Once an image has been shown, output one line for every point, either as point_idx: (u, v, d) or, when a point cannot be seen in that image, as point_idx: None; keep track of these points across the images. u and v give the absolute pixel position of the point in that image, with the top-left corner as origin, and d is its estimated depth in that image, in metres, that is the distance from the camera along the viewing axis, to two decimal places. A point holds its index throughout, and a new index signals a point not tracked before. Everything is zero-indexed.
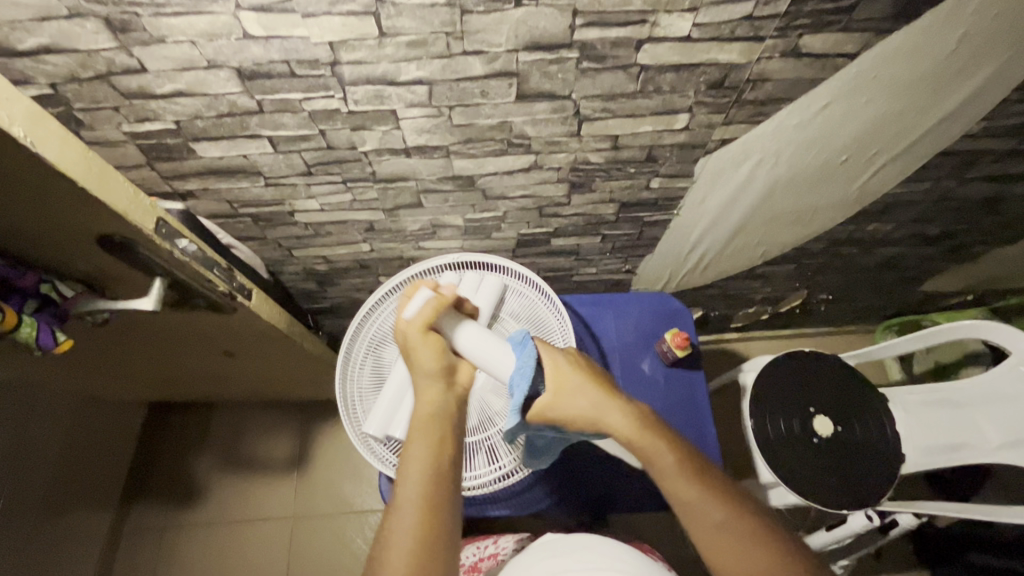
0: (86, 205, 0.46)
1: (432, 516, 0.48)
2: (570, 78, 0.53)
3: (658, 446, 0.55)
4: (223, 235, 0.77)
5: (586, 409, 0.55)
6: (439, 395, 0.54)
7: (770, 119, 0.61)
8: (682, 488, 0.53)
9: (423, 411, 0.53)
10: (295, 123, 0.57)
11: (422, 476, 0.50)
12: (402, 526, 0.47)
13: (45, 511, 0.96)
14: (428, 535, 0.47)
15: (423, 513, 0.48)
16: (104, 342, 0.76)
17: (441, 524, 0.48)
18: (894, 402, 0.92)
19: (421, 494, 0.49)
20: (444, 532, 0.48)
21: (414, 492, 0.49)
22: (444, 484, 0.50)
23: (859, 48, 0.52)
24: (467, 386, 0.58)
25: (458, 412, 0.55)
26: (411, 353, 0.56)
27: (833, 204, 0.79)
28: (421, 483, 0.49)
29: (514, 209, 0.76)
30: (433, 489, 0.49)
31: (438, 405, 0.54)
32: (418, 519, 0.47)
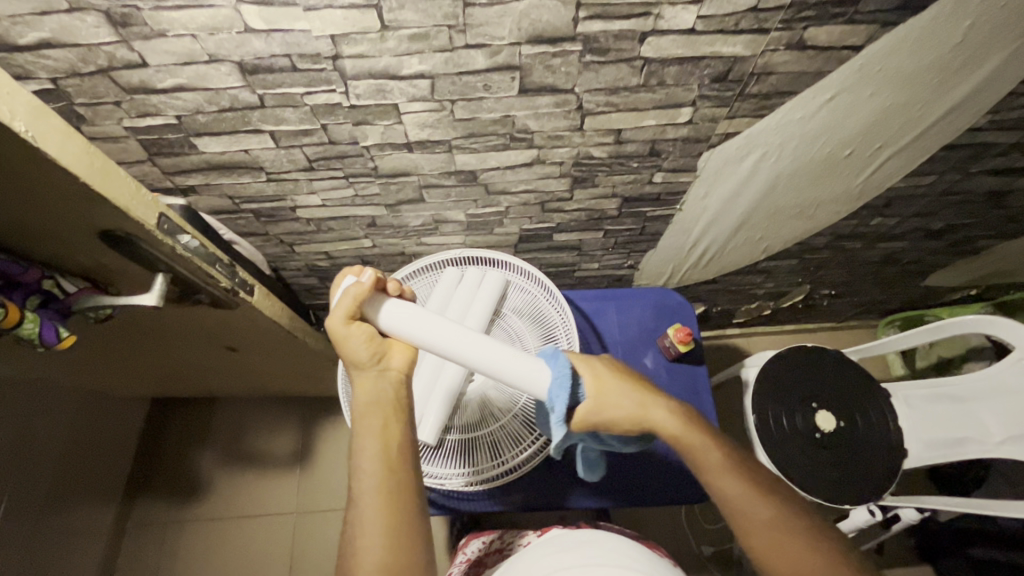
0: (87, 200, 0.46)
1: (393, 502, 0.49)
2: (573, 71, 0.52)
3: (701, 441, 0.57)
4: (224, 231, 0.76)
5: (632, 409, 0.55)
6: (380, 384, 0.54)
7: (774, 113, 0.60)
8: (728, 484, 0.55)
9: (362, 402, 0.53)
10: (297, 118, 0.56)
11: (376, 466, 0.50)
12: (366, 520, 0.48)
13: (48, 506, 0.96)
14: (394, 521, 0.48)
15: (386, 501, 0.49)
16: (106, 338, 0.76)
17: (403, 508, 0.49)
18: (895, 397, 0.93)
19: (378, 485, 0.49)
20: (408, 513, 0.49)
21: (373, 483, 0.49)
22: (400, 468, 0.50)
23: (864, 40, 0.52)
24: (405, 368, 0.56)
25: (399, 395, 0.54)
26: (340, 347, 0.54)
27: (837, 198, 0.79)
28: (377, 473, 0.49)
29: (516, 204, 0.76)
30: (390, 474, 0.50)
31: (378, 393, 0.53)
32: (380, 509, 0.48)
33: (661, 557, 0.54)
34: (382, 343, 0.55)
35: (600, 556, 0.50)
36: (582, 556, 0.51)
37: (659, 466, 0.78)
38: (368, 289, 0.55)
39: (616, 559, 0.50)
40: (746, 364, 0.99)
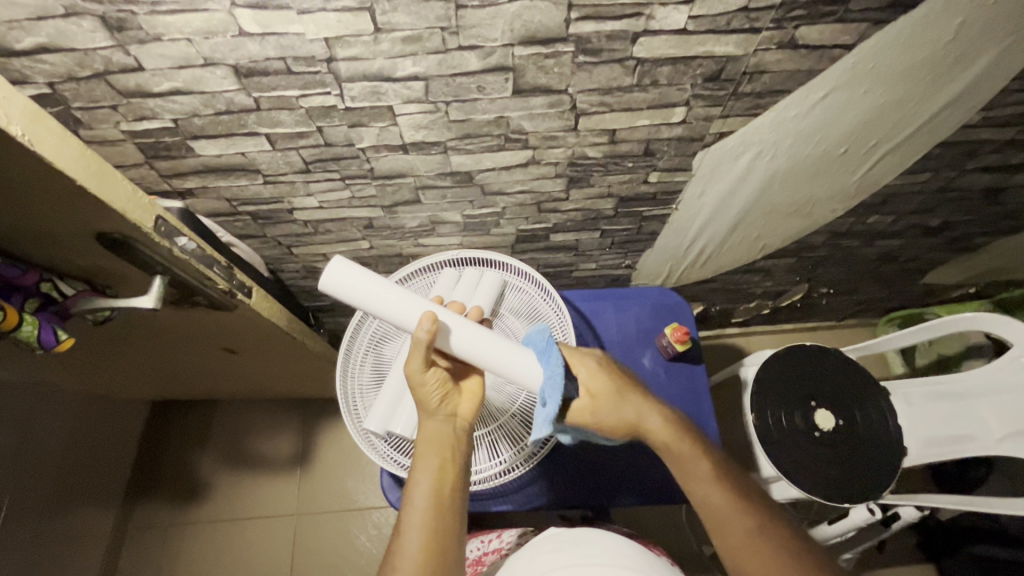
0: (85, 202, 0.46)
1: (435, 542, 0.51)
2: (566, 72, 0.53)
3: (690, 449, 0.59)
4: (223, 233, 0.77)
5: (623, 414, 0.58)
6: (444, 428, 0.57)
7: (768, 111, 0.60)
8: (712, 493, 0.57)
9: (426, 442, 0.56)
10: (292, 121, 0.57)
11: (428, 504, 0.53)
12: (409, 555, 0.50)
13: (49, 509, 0.97)
14: (434, 559, 0.50)
15: (429, 538, 0.51)
16: (106, 341, 0.77)
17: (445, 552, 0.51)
18: (895, 393, 0.92)
19: (426, 524, 0.52)
20: (449, 557, 0.51)
21: (420, 519, 0.52)
22: (450, 512, 0.53)
23: (856, 38, 0.52)
24: (468, 418, 0.59)
25: (459, 443, 0.57)
26: (417, 391, 0.56)
27: (833, 196, 0.79)
28: (426, 512, 0.52)
29: (513, 204, 0.76)
30: (439, 516, 0.53)
31: (442, 436, 0.56)
32: (424, 549, 0.51)
33: (657, 556, 0.54)
34: (452, 390, 0.58)
35: (595, 555, 0.50)
36: (577, 556, 0.50)
37: (657, 465, 0.78)
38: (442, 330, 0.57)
39: (611, 558, 0.50)
40: (744, 363, 0.99)
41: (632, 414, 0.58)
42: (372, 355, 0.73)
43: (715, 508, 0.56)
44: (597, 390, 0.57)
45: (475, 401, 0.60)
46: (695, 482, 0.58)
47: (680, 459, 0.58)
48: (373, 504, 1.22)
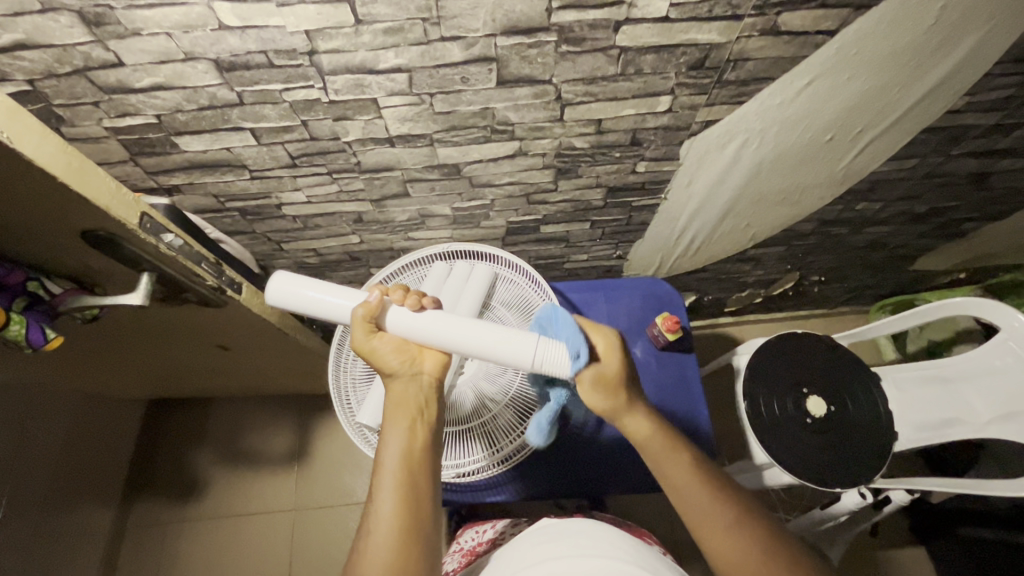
0: (68, 199, 0.46)
1: (408, 502, 0.50)
2: (550, 62, 0.52)
3: (667, 451, 0.60)
4: (211, 230, 0.77)
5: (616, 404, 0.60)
6: (410, 390, 0.57)
7: (753, 99, 0.60)
8: (692, 486, 0.58)
9: (392, 400, 0.56)
10: (276, 115, 0.57)
11: (399, 464, 0.52)
12: (382, 514, 0.49)
13: (48, 507, 0.97)
14: (406, 519, 0.49)
15: (402, 499, 0.50)
16: (97, 339, 0.77)
17: (420, 509, 0.50)
18: (885, 380, 0.94)
19: (396, 482, 0.51)
20: (423, 516, 0.50)
21: (391, 479, 0.51)
22: (421, 471, 0.52)
23: (838, 24, 0.52)
24: (434, 373, 0.59)
25: (425, 398, 0.57)
26: (370, 356, 0.58)
27: (821, 183, 0.79)
28: (397, 473, 0.51)
29: (502, 196, 0.76)
30: (411, 476, 0.51)
31: (408, 398, 0.56)
32: (396, 507, 0.49)
33: (643, 545, 0.53)
34: (410, 351, 0.59)
35: (577, 550, 0.50)
36: (560, 552, 0.50)
37: None
38: (384, 302, 0.59)
39: (593, 552, 0.49)
40: (736, 351, 0.99)
41: (627, 403, 0.60)
42: None
43: (694, 502, 0.57)
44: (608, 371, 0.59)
45: (441, 358, 0.60)
46: (675, 474, 0.59)
47: (663, 452, 0.60)
48: None
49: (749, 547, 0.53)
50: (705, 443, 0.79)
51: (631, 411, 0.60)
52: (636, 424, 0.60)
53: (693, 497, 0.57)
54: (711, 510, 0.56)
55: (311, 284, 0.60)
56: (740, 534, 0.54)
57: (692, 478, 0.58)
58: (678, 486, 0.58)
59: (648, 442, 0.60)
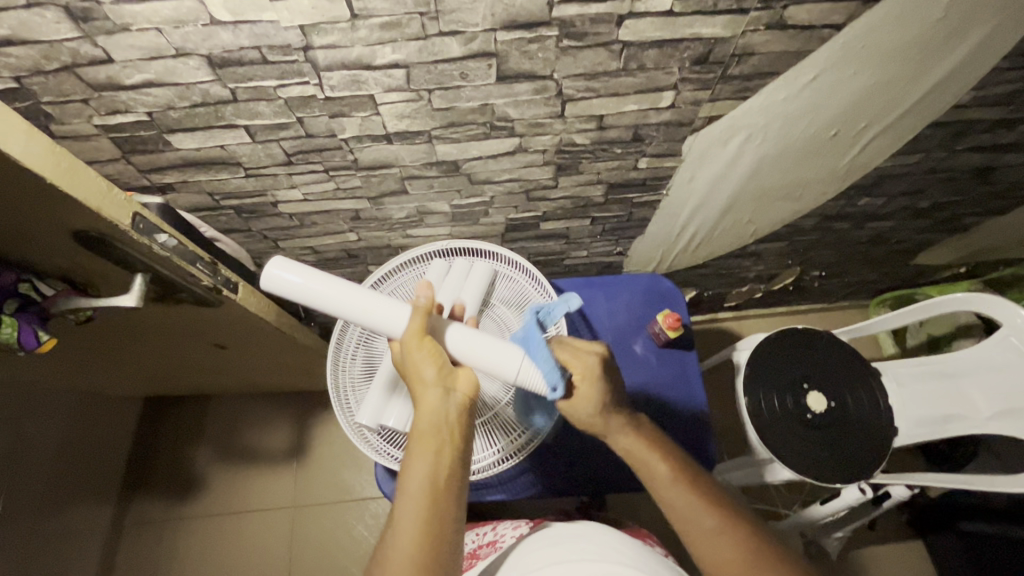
0: (58, 199, 0.45)
1: (428, 535, 0.47)
2: (551, 57, 0.51)
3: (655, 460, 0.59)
4: (206, 228, 0.75)
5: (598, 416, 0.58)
6: (440, 410, 0.51)
7: (757, 95, 0.59)
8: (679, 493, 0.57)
9: (422, 420, 0.51)
10: (271, 111, 0.55)
11: (422, 492, 0.49)
12: (399, 548, 0.46)
13: (46, 507, 0.97)
14: (424, 555, 0.46)
15: (422, 533, 0.47)
16: (91, 338, 0.76)
17: (438, 546, 0.47)
18: (886, 374, 0.92)
19: (416, 512, 0.48)
20: (444, 552, 0.47)
21: (412, 508, 0.48)
22: (446, 503, 0.49)
23: (845, 18, 0.51)
24: (473, 393, 0.54)
25: (459, 421, 0.52)
26: (411, 364, 0.54)
27: (823, 179, 0.78)
28: (420, 502, 0.48)
29: (501, 193, 0.75)
30: (434, 508, 0.48)
31: (438, 419, 0.51)
32: (414, 542, 0.46)
33: (646, 548, 0.54)
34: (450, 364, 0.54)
35: (581, 552, 0.50)
36: (565, 553, 0.51)
37: None
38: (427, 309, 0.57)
39: (597, 553, 0.50)
40: (736, 347, 0.99)
41: (608, 418, 0.58)
42: (364, 349, 0.73)
43: (682, 509, 0.56)
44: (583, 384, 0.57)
45: (478, 377, 0.55)
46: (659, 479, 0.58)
47: (646, 460, 0.59)
48: (370, 495, 1.22)
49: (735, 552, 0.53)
50: (706, 440, 0.79)
51: (613, 424, 0.59)
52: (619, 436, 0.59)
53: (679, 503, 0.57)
54: (696, 518, 0.56)
55: (311, 277, 0.57)
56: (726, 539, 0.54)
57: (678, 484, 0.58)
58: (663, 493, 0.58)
59: (632, 453, 0.59)
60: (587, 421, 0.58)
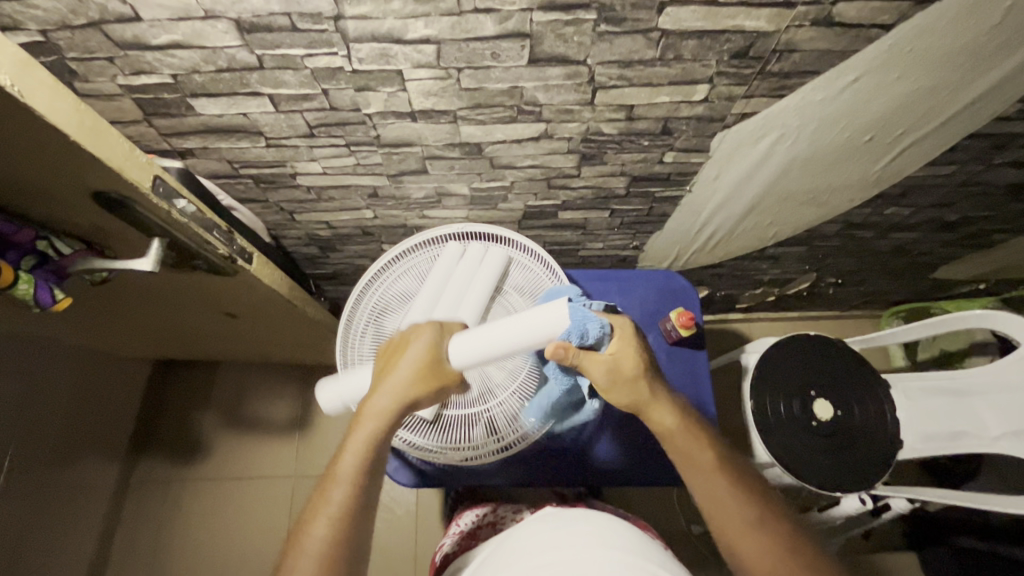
0: (79, 158, 0.45)
1: (339, 535, 0.50)
2: (586, 41, 0.50)
3: (696, 446, 0.57)
4: (224, 196, 0.75)
5: (637, 393, 0.56)
6: (394, 419, 0.54)
7: (795, 93, 0.58)
8: (718, 496, 0.54)
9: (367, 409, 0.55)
10: (297, 81, 0.54)
11: (349, 487, 0.52)
12: (318, 528, 0.50)
13: (54, 462, 0.98)
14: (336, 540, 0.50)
15: (333, 532, 0.50)
16: (104, 300, 0.76)
17: (351, 529, 0.51)
18: (894, 387, 0.91)
19: (340, 498, 0.51)
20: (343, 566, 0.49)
21: (340, 491, 0.52)
22: (367, 511, 0.52)
23: (895, 18, 0.49)
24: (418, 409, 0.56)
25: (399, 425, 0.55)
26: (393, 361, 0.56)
27: (851, 185, 0.77)
28: (340, 498, 0.51)
29: (522, 179, 0.74)
30: (352, 507, 0.51)
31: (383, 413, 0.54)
32: (331, 521, 0.50)
33: (648, 539, 0.54)
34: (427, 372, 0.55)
35: (560, 543, 0.50)
36: (550, 543, 0.50)
37: (650, 450, 0.77)
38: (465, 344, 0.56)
39: (579, 545, 0.49)
40: (746, 350, 0.97)
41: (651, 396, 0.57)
42: (373, 327, 0.73)
43: (712, 496, 0.55)
44: (621, 364, 0.56)
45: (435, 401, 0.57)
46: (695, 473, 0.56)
47: (691, 442, 0.57)
48: None
49: (773, 556, 0.50)
50: None
51: (659, 399, 0.57)
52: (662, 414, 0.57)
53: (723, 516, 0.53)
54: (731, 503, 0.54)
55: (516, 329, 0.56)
56: (767, 540, 0.51)
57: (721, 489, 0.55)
58: (697, 477, 0.56)
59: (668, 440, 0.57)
60: (625, 399, 0.57)
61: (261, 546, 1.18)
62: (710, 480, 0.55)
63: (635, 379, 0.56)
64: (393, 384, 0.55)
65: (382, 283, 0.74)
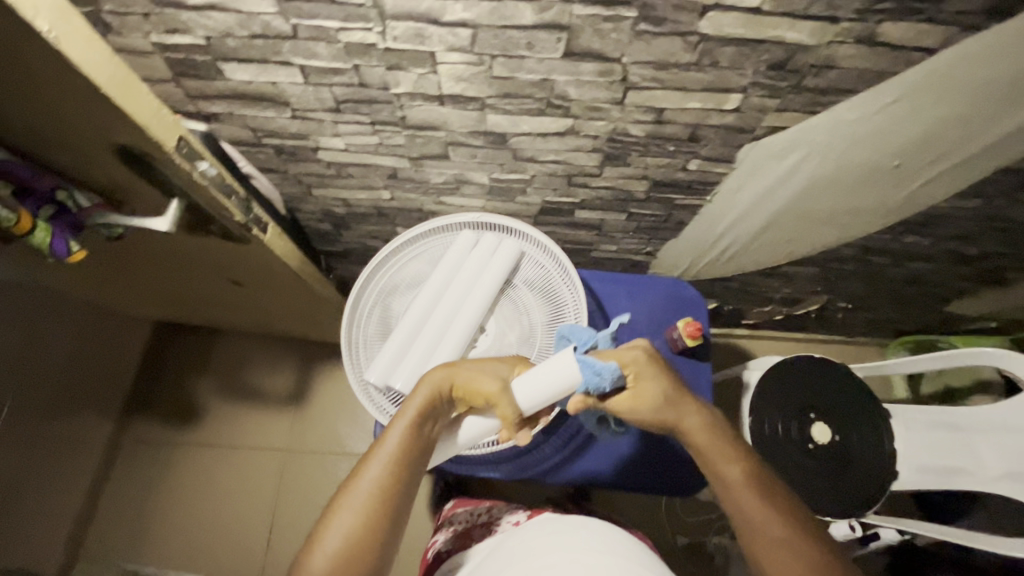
0: (106, 111, 0.45)
1: (386, 484, 0.52)
2: (623, 39, 0.49)
3: (724, 452, 0.57)
4: (244, 163, 0.75)
5: (663, 414, 0.57)
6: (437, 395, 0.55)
7: (828, 110, 0.57)
8: (749, 503, 0.54)
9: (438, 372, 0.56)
10: (329, 54, 0.54)
11: (386, 470, 0.52)
12: (370, 476, 0.52)
13: (53, 413, 0.99)
14: (384, 488, 0.52)
15: (378, 484, 0.52)
16: (116, 255, 0.77)
17: (400, 482, 0.52)
18: (895, 417, 0.91)
19: (395, 449, 0.53)
20: (372, 550, 0.50)
21: (393, 442, 0.53)
22: (399, 493, 0.52)
23: (940, 43, 0.48)
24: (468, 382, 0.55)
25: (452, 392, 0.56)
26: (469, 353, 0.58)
27: (874, 209, 0.76)
28: (393, 448, 0.53)
29: (542, 173, 0.73)
30: (401, 458, 0.53)
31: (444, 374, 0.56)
32: (385, 470, 0.52)
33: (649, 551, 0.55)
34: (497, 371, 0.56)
35: (556, 548, 0.51)
36: (547, 547, 0.51)
37: (646, 457, 0.77)
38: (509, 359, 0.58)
39: (570, 548, 0.50)
40: (747, 366, 0.94)
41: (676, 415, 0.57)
42: (381, 307, 0.73)
43: (740, 502, 0.54)
44: (641, 396, 0.56)
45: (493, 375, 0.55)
46: (724, 481, 0.56)
47: (718, 451, 0.57)
48: (361, 452, 1.24)
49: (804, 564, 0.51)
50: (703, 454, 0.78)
51: (683, 413, 0.57)
52: (686, 431, 0.57)
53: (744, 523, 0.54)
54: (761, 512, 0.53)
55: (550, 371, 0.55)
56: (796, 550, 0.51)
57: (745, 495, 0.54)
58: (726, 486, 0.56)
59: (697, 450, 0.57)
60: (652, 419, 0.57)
61: (248, 514, 1.19)
62: (741, 483, 0.55)
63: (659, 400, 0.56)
64: (435, 376, 0.56)
65: (394, 265, 0.73)
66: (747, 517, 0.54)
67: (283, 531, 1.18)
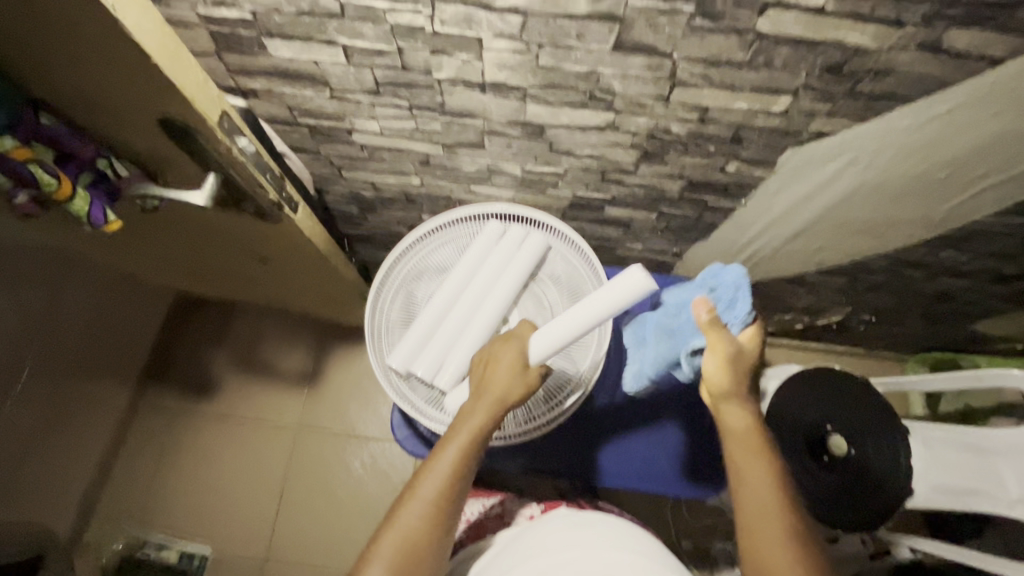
0: (155, 81, 0.44)
1: (446, 492, 0.53)
2: (677, 33, 0.48)
3: (755, 453, 0.55)
4: (277, 141, 0.74)
5: (733, 385, 0.55)
6: (493, 411, 0.57)
7: (879, 117, 0.55)
8: (767, 508, 0.52)
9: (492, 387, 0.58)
10: (374, 35, 0.53)
11: (442, 485, 0.53)
12: (430, 484, 0.53)
13: (75, 379, 1.01)
14: (445, 496, 0.53)
15: (438, 492, 0.52)
16: (145, 226, 0.77)
17: (457, 492, 0.53)
18: (914, 434, 0.89)
19: (454, 460, 0.54)
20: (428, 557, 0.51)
21: (451, 452, 0.54)
22: (456, 502, 0.53)
23: (1006, 52, 0.47)
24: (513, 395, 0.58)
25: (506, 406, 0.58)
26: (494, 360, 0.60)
27: (913, 221, 0.74)
28: (452, 459, 0.54)
29: (577, 167, 0.72)
30: (461, 467, 0.54)
31: (495, 388, 0.58)
32: (445, 479, 0.53)
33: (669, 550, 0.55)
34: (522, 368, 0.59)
35: (577, 544, 0.50)
36: (567, 543, 0.51)
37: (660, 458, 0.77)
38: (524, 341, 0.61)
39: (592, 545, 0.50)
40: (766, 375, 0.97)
41: (737, 395, 0.56)
42: (405, 294, 0.73)
43: (756, 502, 0.53)
44: (743, 355, 0.55)
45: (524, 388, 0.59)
46: (749, 480, 0.54)
47: (751, 450, 0.55)
48: (371, 435, 1.24)
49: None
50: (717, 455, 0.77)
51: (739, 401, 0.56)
52: (733, 416, 0.56)
53: (766, 532, 0.51)
54: (777, 520, 0.51)
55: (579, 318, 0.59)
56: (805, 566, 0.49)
57: (774, 505, 0.52)
58: (750, 481, 0.54)
59: (731, 437, 0.56)
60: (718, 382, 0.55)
61: (257, 489, 1.20)
62: (763, 486, 0.53)
63: (744, 378, 0.56)
64: (488, 391, 0.58)
65: (419, 252, 0.73)
66: (762, 520, 0.52)
67: (291, 508, 1.19)
